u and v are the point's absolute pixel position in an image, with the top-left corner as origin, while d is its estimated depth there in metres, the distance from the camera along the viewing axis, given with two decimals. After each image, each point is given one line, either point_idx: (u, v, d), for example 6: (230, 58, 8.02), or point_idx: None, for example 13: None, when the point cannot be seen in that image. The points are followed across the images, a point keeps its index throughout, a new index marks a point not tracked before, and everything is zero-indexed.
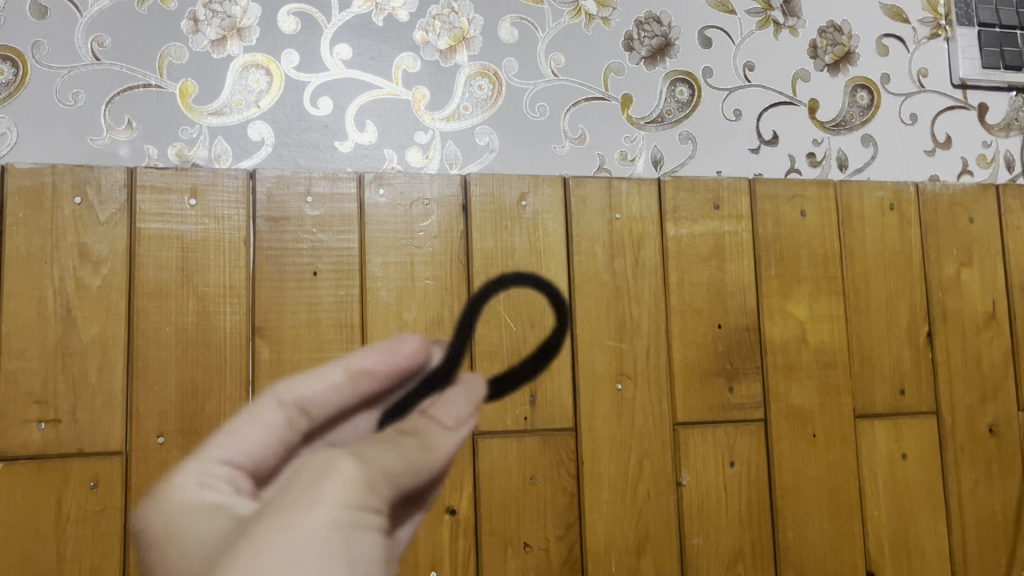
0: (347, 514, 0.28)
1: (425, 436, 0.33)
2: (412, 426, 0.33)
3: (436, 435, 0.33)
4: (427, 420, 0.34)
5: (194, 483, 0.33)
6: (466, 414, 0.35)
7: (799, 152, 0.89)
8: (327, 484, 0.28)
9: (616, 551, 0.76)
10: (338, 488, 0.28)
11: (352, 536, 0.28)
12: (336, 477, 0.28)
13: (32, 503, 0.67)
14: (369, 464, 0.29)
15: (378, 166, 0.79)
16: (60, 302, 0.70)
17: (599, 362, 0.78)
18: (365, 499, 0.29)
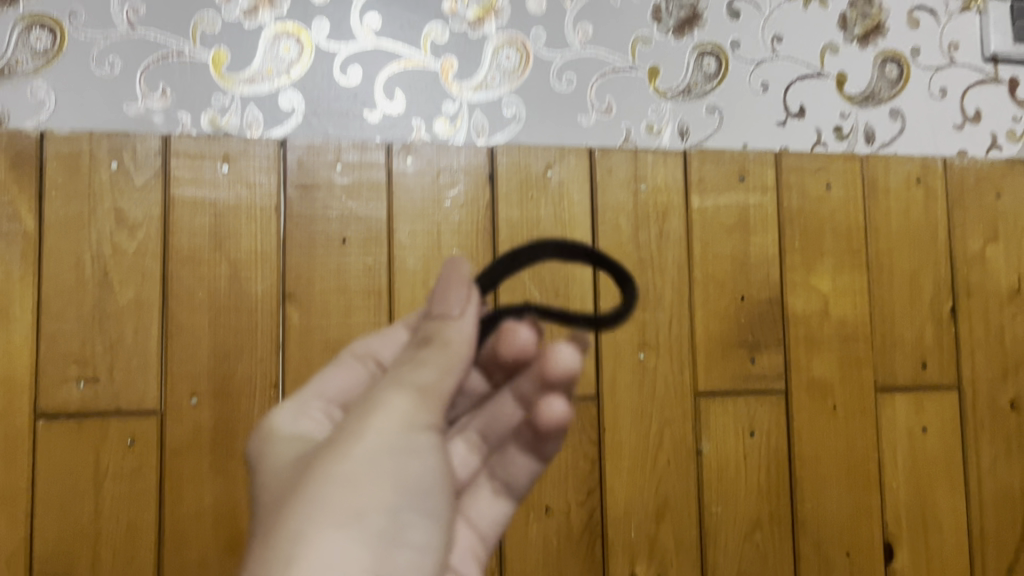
0: (399, 443, 0.42)
1: (442, 336, 0.44)
2: (434, 330, 0.44)
3: (452, 331, 0.44)
4: (440, 319, 0.44)
5: (294, 414, 0.47)
6: (465, 295, 0.44)
7: (826, 125, 0.88)
8: (387, 419, 0.42)
9: (635, 517, 0.78)
10: (394, 421, 0.42)
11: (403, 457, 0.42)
12: (387, 414, 0.42)
13: (72, 458, 0.70)
14: (412, 393, 0.42)
15: (405, 136, 0.80)
16: (97, 265, 0.72)
17: (622, 332, 0.79)
18: (413, 423, 0.42)
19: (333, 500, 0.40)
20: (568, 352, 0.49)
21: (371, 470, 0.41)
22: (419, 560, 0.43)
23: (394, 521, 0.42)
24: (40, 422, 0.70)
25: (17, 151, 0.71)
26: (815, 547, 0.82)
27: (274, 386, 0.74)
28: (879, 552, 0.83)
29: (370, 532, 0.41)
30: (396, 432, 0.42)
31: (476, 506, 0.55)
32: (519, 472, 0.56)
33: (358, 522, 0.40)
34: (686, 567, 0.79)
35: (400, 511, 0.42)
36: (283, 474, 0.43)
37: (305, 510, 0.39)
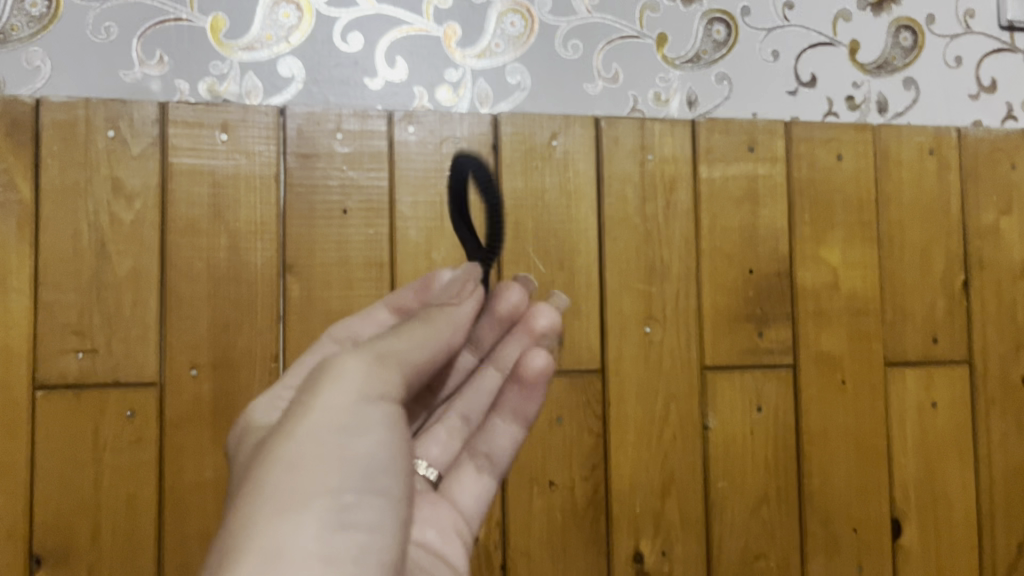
0: (349, 418, 0.41)
1: (429, 316, 0.49)
2: (426, 312, 0.50)
3: (439, 314, 0.49)
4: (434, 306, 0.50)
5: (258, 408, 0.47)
6: (465, 291, 0.52)
7: (838, 95, 0.86)
8: (336, 392, 0.41)
9: (640, 492, 0.77)
10: (345, 394, 0.42)
11: (353, 433, 0.41)
12: (337, 388, 0.42)
13: (71, 430, 0.69)
14: (362, 366, 0.43)
15: (407, 104, 0.79)
16: (94, 235, 0.71)
17: (628, 305, 0.78)
18: (364, 397, 0.42)
19: (279, 480, 0.38)
20: (546, 311, 0.57)
21: (317, 443, 0.40)
22: (377, 547, 0.40)
23: (345, 504, 0.39)
24: (39, 393, 0.69)
25: (12, 119, 0.70)
26: (822, 522, 0.81)
27: (274, 358, 0.73)
28: (887, 528, 0.82)
29: (317, 511, 0.38)
30: (347, 406, 0.41)
31: (459, 485, 0.55)
32: (503, 444, 0.56)
33: (305, 502, 0.38)
34: (692, 542, 0.78)
35: (350, 496, 0.40)
36: (240, 469, 0.42)
37: (251, 491, 0.38)
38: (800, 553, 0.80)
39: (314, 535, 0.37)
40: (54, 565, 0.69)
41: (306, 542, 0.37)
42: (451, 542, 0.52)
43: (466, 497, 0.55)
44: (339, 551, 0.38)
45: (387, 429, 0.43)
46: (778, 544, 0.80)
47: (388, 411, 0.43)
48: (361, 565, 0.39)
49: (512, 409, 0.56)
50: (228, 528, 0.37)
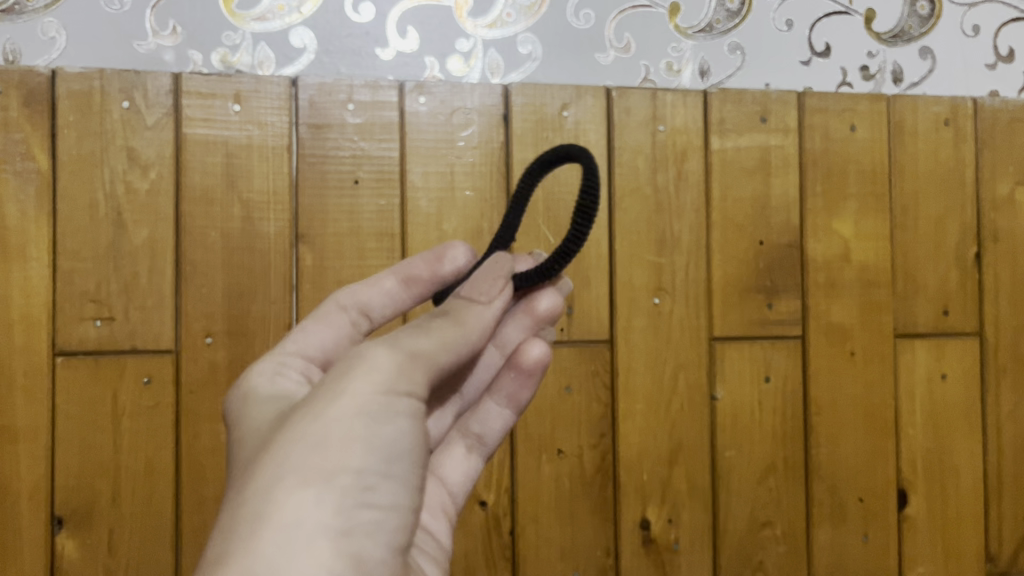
0: (377, 406, 0.40)
1: (461, 315, 0.48)
2: (455, 308, 0.48)
3: (473, 312, 0.48)
4: (468, 302, 0.49)
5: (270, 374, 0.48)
6: (497, 287, 0.50)
7: (853, 65, 0.85)
8: (367, 380, 0.40)
9: (648, 460, 0.78)
10: (374, 382, 0.40)
11: (381, 421, 0.40)
12: (368, 374, 0.41)
13: (91, 396, 0.71)
14: (397, 357, 0.42)
15: (418, 74, 0.79)
16: (110, 205, 0.72)
17: (637, 276, 0.78)
18: (393, 387, 0.41)
19: (303, 458, 0.38)
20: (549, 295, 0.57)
21: (341, 426, 0.39)
22: (390, 530, 0.39)
23: (366, 486, 0.39)
24: (59, 360, 0.71)
25: (29, 90, 0.71)
26: (829, 491, 0.82)
27: (288, 327, 0.74)
28: (893, 498, 0.83)
29: (338, 491, 0.38)
30: (377, 394, 0.40)
31: (449, 462, 0.56)
32: (494, 427, 0.57)
33: (326, 479, 0.38)
34: (698, 509, 0.79)
35: (372, 478, 0.39)
36: (257, 436, 0.41)
37: (272, 465, 0.38)
38: (806, 521, 0.81)
39: (333, 514, 0.37)
40: (76, 526, 0.71)
41: (324, 521, 0.37)
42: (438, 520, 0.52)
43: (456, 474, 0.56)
44: (355, 530, 0.38)
45: (412, 421, 0.41)
46: (784, 512, 0.81)
47: (415, 403, 0.42)
48: (374, 544, 0.39)
49: (506, 394, 0.56)
50: (246, 498, 0.37)
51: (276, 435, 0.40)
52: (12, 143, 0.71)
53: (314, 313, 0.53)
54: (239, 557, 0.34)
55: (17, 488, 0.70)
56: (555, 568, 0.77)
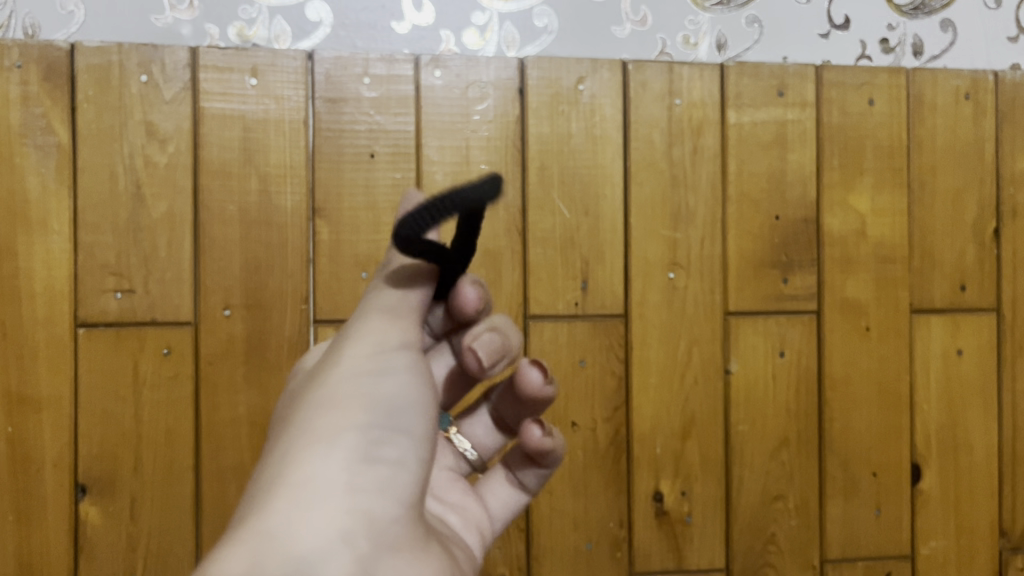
0: (373, 365, 0.45)
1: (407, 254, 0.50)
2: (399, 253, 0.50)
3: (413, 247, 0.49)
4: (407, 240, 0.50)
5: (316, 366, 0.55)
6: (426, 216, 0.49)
7: (872, 38, 0.84)
8: (360, 344, 0.46)
9: (661, 434, 0.79)
10: (368, 346, 0.46)
11: (378, 378, 0.45)
12: (361, 339, 0.46)
13: (112, 367, 0.72)
14: (381, 315, 0.47)
15: (434, 48, 0.78)
16: (129, 178, 0.73)
17: (652, 250, 0.78)
18: (386, 347, 0.46)
19: (313, 421, 0.43)
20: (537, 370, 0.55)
21: (344, 386, 0.44)
22: (403, 482, 0.43)
23: (373, 441, 0.43)
24: (81, 331, 0.72)
25: (48, 64, 0.72)
26: (842, 466, 0.82)
27: (304, 301, 0.75)
28: (906, 473, 0.83)
29: (347, 446, 0.42)
30: (370, 354, 0.46)
31: (491, 491, 0.60)
32: (529, 478, 0.60)
33: (335, 437, 0.42)
34: (711, 483, 0.80)
35: (378, 432, 0.43)
36: (283, 418, 0.47)
37: (290, 434, 0.43)
38: (819, 495, 0.82)
39: (345, 470, 0.42)
40: (99, 493, 0.73)
41: (333, 477, 0.41)
42: (471, 533, 0.55)
43: (493, 502, 0.59)
44: (364, 484, 0.42)
45: (410, 375, 0.46)
46: (797, 486, 0.81)
47: (411, 359, 0.47)
48: (385, 498, 0.42)
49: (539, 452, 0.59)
50: (268, 467, 0.42)
51: (294, 409, 0.45)
52: (33, 117, 0.72)
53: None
54: (260, 514, 0.39)
55: (42, 455, 0.72)
56: (568, 539, 0.78)
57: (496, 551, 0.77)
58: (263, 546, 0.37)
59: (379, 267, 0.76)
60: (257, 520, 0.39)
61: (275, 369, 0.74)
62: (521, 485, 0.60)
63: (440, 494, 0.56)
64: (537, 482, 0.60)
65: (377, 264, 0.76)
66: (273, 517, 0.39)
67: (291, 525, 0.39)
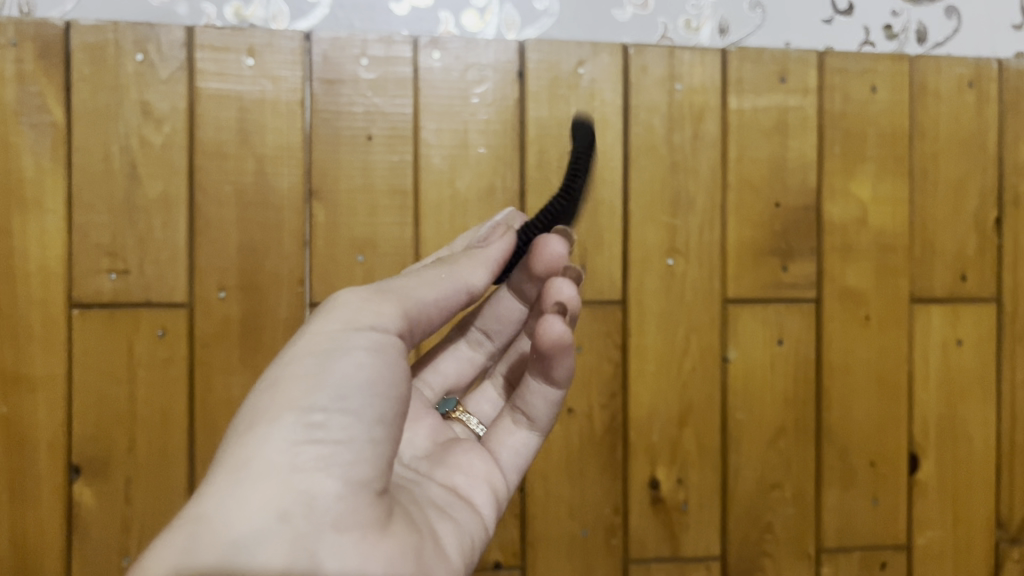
0: (331, 343, 0.41)
1: (450, 262, 0.50)
2: (451, 258, 0.50)
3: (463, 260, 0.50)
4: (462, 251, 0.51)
5: None
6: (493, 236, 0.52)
7: (875, 23, 0.83)
8: (324, 320, 0.43)
9: (658, 421, 0.78)
10: (332, 321, 0.42)
11: (331, 357, 0.41)
12: (328, 316, 0.43)
13: (107, 347, 0.72)
14: (359, 294, 0.44)
15: (433, 30, 0.77)
16: (124, 158, 0.72)
17: (652, 236, 0.78)
18: (352, 323, 0.42)
19: (258, 400, 0.40)
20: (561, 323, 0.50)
21: (294, 365, 0.41)
22: (347, 461, 0.39)
23: (312, 421, 0.39)
24: (76, 311, 0.72)
25: (43, 42, 0.71)
26: (839, 455, 0.82)
27: (300, 283, 0.74)
28: (903, 462, 0.83)
29: (283, 429, 0.39)
30: (330, 332, 0.42)
31: (500, 440, 0.56)
32: (537, 405, 0.56)
33: (272, 417, 0.39)
34: (707, 470, 0.79)
35: (319, 414, 0.39)
36: None
37: (237, 414, 0.40)
38: (816, 484, 0.81)
39: (279, 452, 0.38)
40: (92, 474, 0.72)
41: (268, 460, 0.38)
42: (477, 489, 0.51)
43: (501, 450, 0.55)
44: (303, 467, 0.38)
45: (371, 353, 0.41)
46: (794, 475, 0.81)
47: (381, 337, 0.42)
48: (327, 480, 0.38)
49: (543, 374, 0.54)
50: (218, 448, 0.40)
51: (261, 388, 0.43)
52: (28, 95, 0.71)
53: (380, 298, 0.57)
54: (195, 504, 0.38)
55: (35, 435, 0.71)
56: (563, 525, 0.78)
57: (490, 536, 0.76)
58: (192, 541, 0.36)
59: (375, 250, 0.75)
60: (195, 509, 0.37)
61: (270, 350, 0.74)
62: (530, 421, 0.56)
63: (440, 457, 0.52)
64: (548, 414, 0.56)
65: (374, 248, 0.75)
66: (207, 505, 0.37)
67: (218, 513, 0.37)
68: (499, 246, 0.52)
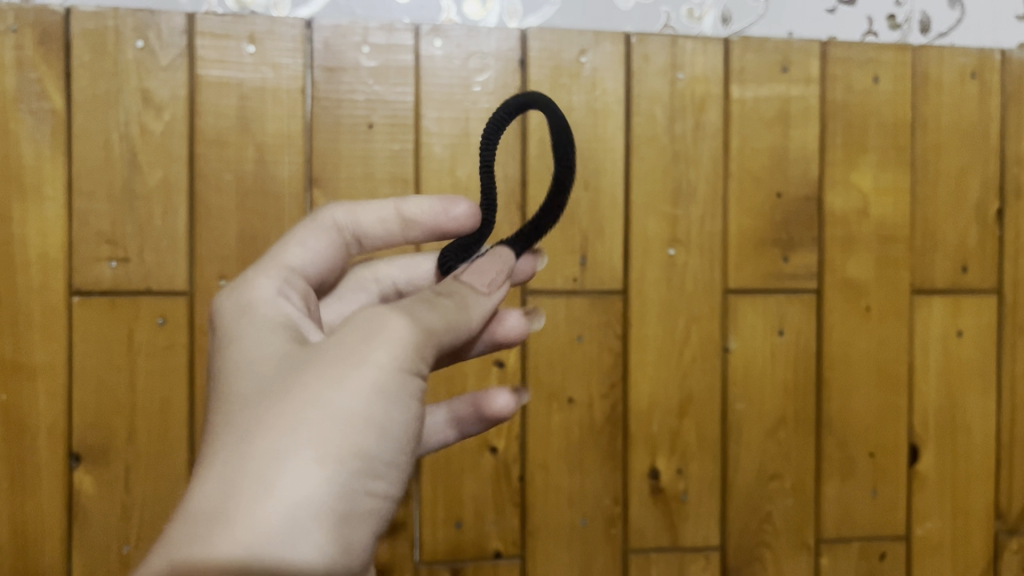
0: (395, 384, 0.35)
1: (464, 298, 0.42)
2: (458, 290, 0.42)
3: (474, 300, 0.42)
4: (468, 286, 0.43)
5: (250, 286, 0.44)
6: (494, 279, 0.45)
7: (879, 13, 0.82)
8: (384, 350, 0.35)
9: (658, 412, 0.78)
10: (397, 356, 0.35)
11: (393, 402, 0.35)
12: (388, 344, 0.35)
13: (107, 335, 0.72)
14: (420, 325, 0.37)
15: (435, 17, 0.77)
16: (124, 146, 0.72)
17: (652, 226, 0.78)
18: (412, 364, 0.36)
19: (312, 433, 0.33)
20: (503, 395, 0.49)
21: (354, 401, 0.34)
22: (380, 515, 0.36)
23: (370, 474, 0.34)
24: (76, 299, 0.71)
25: (43, 29, 0.70)
26: (839, 446, 0.82)
27: None
28: (903, 453, 0.83)
29: (345, 476, 0.33)
30: (392, 370, 0.35)
31: None
32: (435, 417, 0.51)
33: (333, 460, 0.33)
34: (707, 461, 0.79)
35: (376, 465, 0.35)
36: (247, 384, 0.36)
37: (276, 433, 0.33)
38: (815, 475, 0.82)
39: (337, 502, 0.33)
40: (93, 462, 0.72)
41: (327, 511, 0.33)
42: None
43: None
44: (353, 521, 0.34)
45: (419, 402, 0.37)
46: (794, 466, 0.81)
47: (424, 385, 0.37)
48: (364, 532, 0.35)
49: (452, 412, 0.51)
50: (244, 469, 0.32)
51: (278, 390, 0.35)
52: (27, 82, 0.71)
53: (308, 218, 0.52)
54: (241, 542, 0.31)
55: (35, 423, 0.71)
56: (563, 514, 0.78)
57: (490, 525, 0.77)
58: None
59: None
60: (241, 550, 0.31)
61: None
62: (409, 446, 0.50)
63: None
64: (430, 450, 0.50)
65: None
66: (259, 551, 0.31)
67: (278, 562, 0.31)
68: (500, 297, 0.44)
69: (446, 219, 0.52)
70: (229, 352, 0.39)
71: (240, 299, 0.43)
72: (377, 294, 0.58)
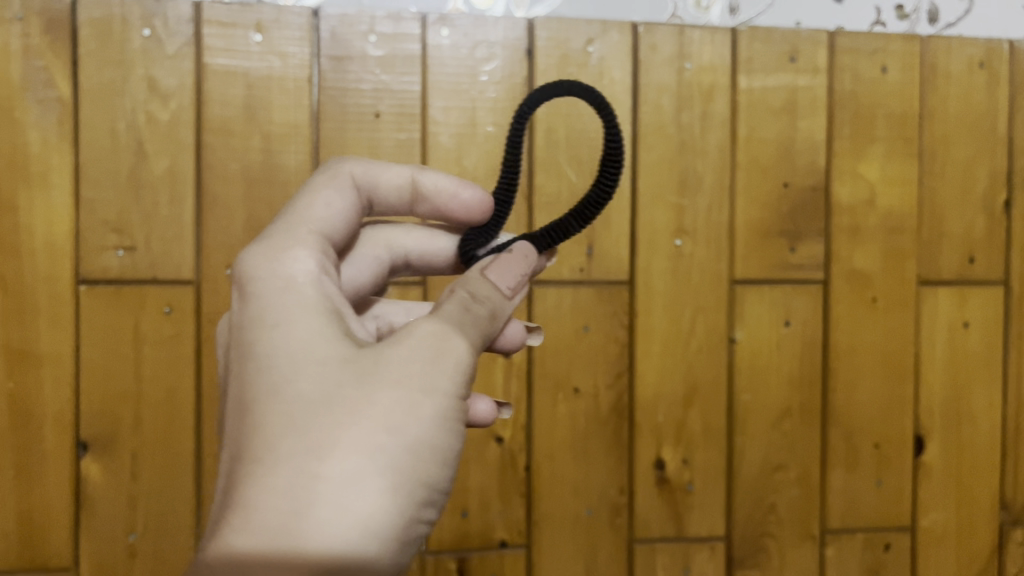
0: (454, 412, 0.39)
1: (496, 310, 0.44)
2: (491, 296, 0.44)
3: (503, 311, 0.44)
4: (497, 290, 0.44)
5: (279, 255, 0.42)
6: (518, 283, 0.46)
7: (887, 3, 0.81)
8: (448, 378, 0.39)
9: (663, 402, 0.78)
10: (457, 385, 0.40)
11: (452, 429, 0.39)
12: (452, 373, 0.39)
13: (113, 324, 0.72)
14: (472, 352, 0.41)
15: (442, 6, 0.76)
16: (131, 134, 0.72)
17: (659, 216, 0.77)
18: (465, 392, 0.40)
19: (393, 457, 0.37)
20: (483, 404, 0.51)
21: (425, 428, 0.38)
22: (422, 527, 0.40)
23: (429, 496, 0.38)
24: (83, 288, 0.72)
25: (49, 17, 0.70)
26: (844, 437, 0.82)
27: None
28: (909, 445, 0.83)
29: (415, 500, 0.37)
30: (453, 398, 0.39)
31: None
32: None
33: (407, 484, 0.37)
34: (713, 451, 0.80)
35: (435, 489, 0.39)
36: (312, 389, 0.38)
37: (359, 455, 0.36)
38: (821, 465, 0.82)
39: (406, 523, 0.37)
40: (99, 450, 0.73)
41: (399, 531, 0.37)
42: None
43: None
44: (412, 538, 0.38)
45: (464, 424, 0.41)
46: (799, 457, 0.81)
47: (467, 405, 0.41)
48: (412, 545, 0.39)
49: None
50: (328, 488, 0.35)
51: (350, 406, 0.37)
52: (34, 70, 0.71)
53: (325, 170, 0.50)
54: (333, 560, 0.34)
55: (42, 411, 0.72)
56: (568, 504, 0.78)
57: (495, 514, 0.77)
58: None
59: None
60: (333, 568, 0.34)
61: None
62: None
63: None
64: None
65: None
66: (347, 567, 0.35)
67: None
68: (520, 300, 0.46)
69: (452, 203, 0.53)
70: (278, 338, 0.39)
71: (280, 272, 0.42)
72: (387, 261, 0.57)
